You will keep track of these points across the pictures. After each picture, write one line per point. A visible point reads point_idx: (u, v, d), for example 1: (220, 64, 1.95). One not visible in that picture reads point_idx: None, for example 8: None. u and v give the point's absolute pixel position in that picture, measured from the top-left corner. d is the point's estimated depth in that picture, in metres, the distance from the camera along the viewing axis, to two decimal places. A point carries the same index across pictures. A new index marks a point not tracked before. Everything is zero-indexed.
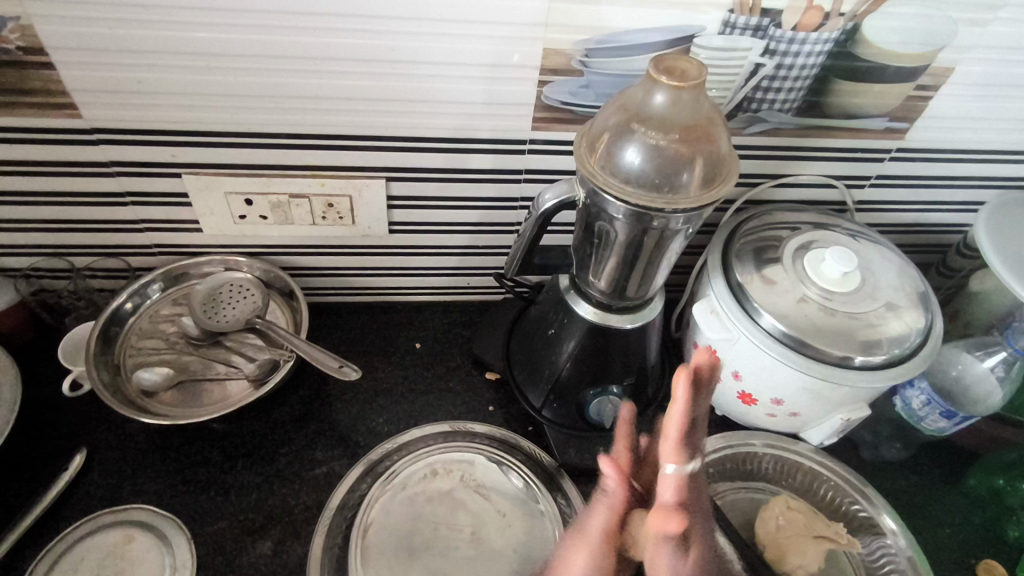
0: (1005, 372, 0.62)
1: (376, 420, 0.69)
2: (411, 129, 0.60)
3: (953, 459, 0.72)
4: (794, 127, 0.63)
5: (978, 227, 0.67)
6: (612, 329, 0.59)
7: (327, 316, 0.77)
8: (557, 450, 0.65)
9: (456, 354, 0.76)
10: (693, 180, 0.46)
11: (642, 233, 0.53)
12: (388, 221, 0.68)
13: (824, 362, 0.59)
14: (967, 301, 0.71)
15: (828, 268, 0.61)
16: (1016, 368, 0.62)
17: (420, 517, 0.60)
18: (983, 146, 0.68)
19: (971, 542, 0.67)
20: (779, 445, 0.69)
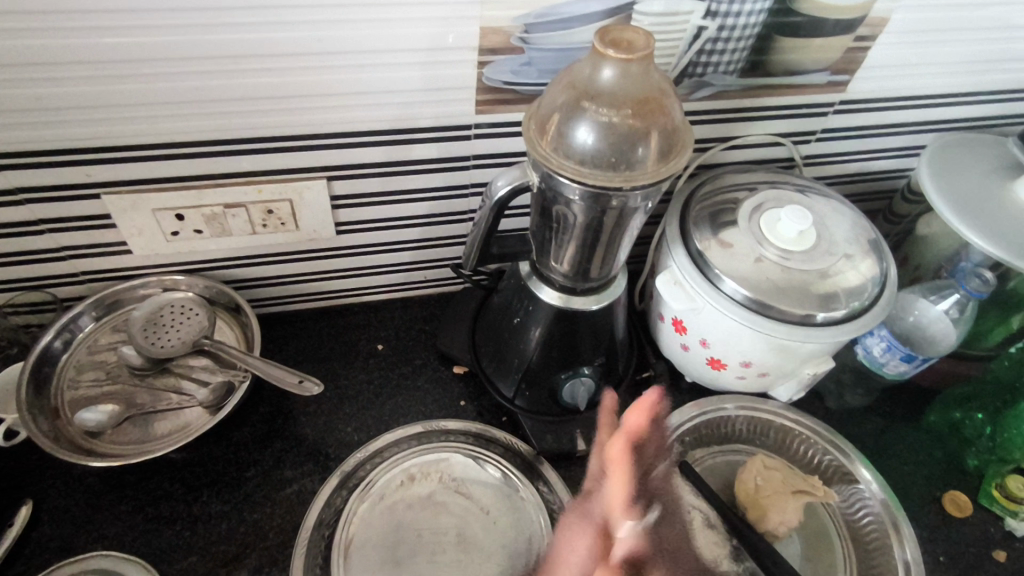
0: (959, 313, 0.64)
1: (345, 429, 0.66)
2: (347, 122, 0.56)
3: (912, 398, 0.75)
4: (740, 88, 0.63)
5: (922, 173, 0.68)
6: (579, 312, 0.58)
7: (281, 326, 0.74)
8: (534, 437, 0.64)
9: (420, 351, 0.73)
10: (650, 153, 0.44)
11: (601, 212, 0.51)
12: (334, 222, 0.65)
13: (789, 321, 0.59)
14: (915, 245, 0.73)
15: (785, 228, 0.61)
16: (968, 309, 0.64)
17: (403, 526, 0.58)
18: (920, 91, 0.69)
19: (935, 475, 0.69)
20: (749, 405, 0.69)
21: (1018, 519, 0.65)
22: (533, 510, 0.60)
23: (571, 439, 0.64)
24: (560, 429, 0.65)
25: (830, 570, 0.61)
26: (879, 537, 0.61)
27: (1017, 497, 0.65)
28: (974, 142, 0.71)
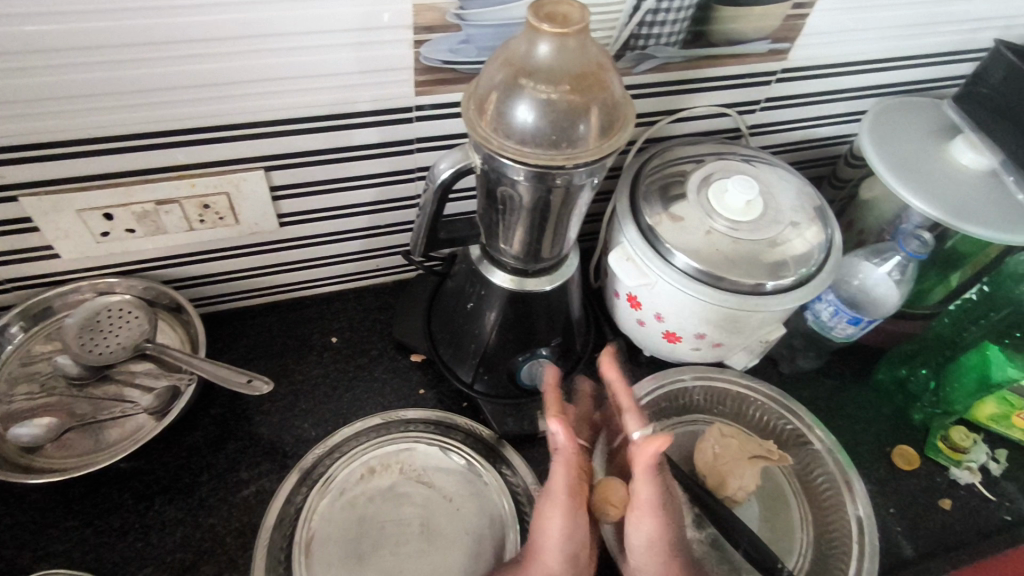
0: (900, 275, 0.65)
1: (302, 426, 0.65)
2: (281, 109, 0.54)
3: (861, 358, 0.78)
4: (682, 60, 0.62)
5: (862, 138, 0.69)
6: (532, 293, 0.57)
7: (230, 324, 0.71)
8: (495, 421, 0.64)
9: (376, 341, 0.72)
10: (591, 130, 0.43)
11: (547, 192, 0.50)
12: (276, 214, 0.62)
13: (739, 291, 0.60)
14: (858, 209, 0.74)
15: (732, 199, 0.61)
16: (909, 269, 0.66)
17: (364, 520, 0.57)
18: (859, 57, 0.69)
19: (884, 432, 0.72)
20: (707, 376, 0.70)
21: (960, 467, 0.69)
22: (496, 494, 0.60)
23: (534, 421, 0.64)
24: (521, 412, 0.65)
25: (788, 528, 0.63)
26: (833, 494, 0.63)
27: (960, 446, 0.69)
28: (911, 104, 0.72)
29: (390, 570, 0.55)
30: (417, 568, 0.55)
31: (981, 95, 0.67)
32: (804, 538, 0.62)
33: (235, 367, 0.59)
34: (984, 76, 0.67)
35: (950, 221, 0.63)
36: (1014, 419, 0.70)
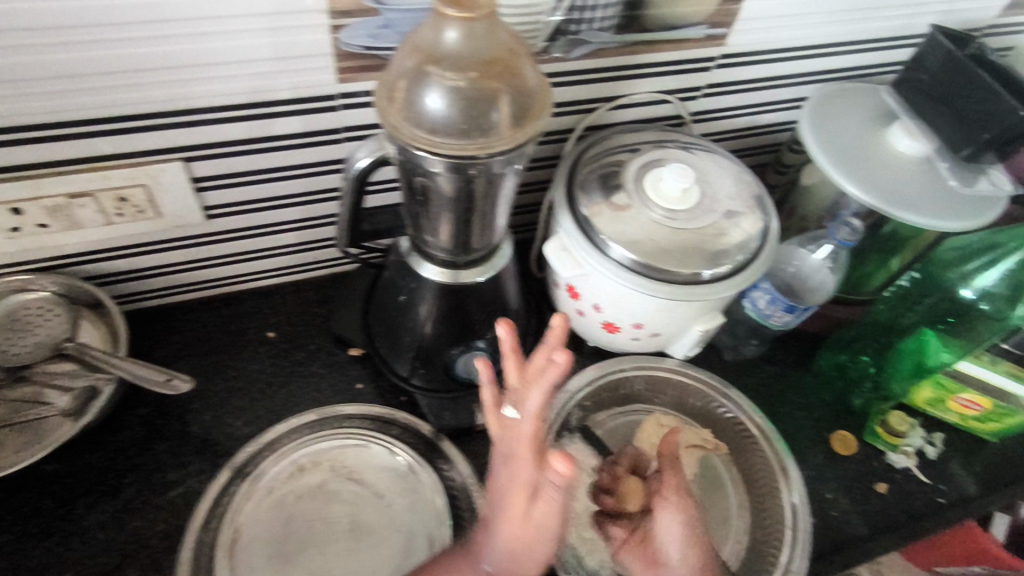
0: (833, 264, 0.65)
1: (234, 424, 0.63)
2: (194, 98, 0.51)
3: (803, 345, 0.78)
4: (618, 45, 0.61)
5: (802, 124, 0.69)
6: (465, 286, 0.56)
7: (161, 320, 0.69)
8: (432, 415, 0.63)
9: (314, 335, 0.71)
10: (502, 118, 0.41)
11: (468, 183, 0.48)
12: (201, 207, 0.60)
13: (674, 281, 0.60)
14: (800, 197, 0.74)
15: (668, 187, 0.61)
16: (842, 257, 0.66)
17: (293, 518, 0.56)
18: (800, 43, 0.68)
19: (824, 418, 0.73)
20: (646, 365, 0.70)
21: (897, 452, 0.70)
22: (429, 490, 0.59)
23: (471, 414, 0.63)
24: (458, 405, 0.64)
25: (724, 517, 0.63)
26: (768, 482, 0.64)
27: (898, 431, 0.70)
28: (853, 90, 0.72)
29: (318, 569, 0.54)
30: (345, 566, 0.54)
31: (917, 80, 0.67)
32: (740, 528, 0.63)
33: (152, 365, 0.58)
34: (920, 62, 0.67)
35: (884, 206, 0.63)
36: (949, 403, 0.71)
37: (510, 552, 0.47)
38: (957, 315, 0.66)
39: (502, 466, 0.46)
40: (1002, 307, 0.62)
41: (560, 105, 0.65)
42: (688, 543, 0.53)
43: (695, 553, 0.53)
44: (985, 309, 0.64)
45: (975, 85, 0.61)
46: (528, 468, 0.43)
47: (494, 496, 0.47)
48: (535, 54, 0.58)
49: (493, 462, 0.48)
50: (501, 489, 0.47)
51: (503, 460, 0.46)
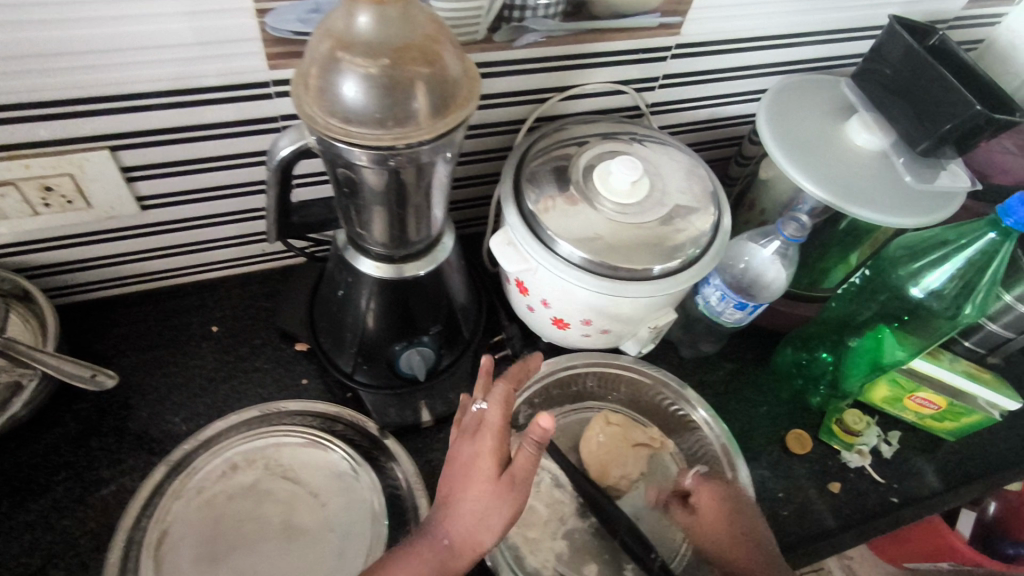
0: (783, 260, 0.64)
1: (172, 420, 0.62)
2: (114, 83, 0.49)
3: (763, 341, 0.77)
4: (567, 34, 0.59)
5: (759, 117, 0.67)
6: (409, 280, 0.55)
7: (101, 314, 0.67)
8: (376, 412, 0.62)
9: (260, 330, 0.69)
10: (419, 107, 0.39)
11: (398, 176, 0.46)
12: (134, 197, 0.58)
13: (621, 277, 0.58)
14: (759, 190, 0.72)
15: (617, 180, 0.59)
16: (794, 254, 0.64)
17: (224, 517, 0.55)
18: (759, 33, 0.66)
19: (780, 416, 0.72)
20: (598, 363, 0.69)
21: (851, 451, 0.69)
22: (365, 486, 0.59)
23: (415, 410, 0.63)
24: (403, 402, 0.63)
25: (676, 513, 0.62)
26: None
27: (854, 430, 0.68)
28: (814, 83, 0.71)
29: (246, 569, 0.53)
30: (274, 567, 0.53)
31: (874, 72, 0.65)
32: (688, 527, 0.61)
33: (75, 360, 0.58)
34: (880, 55, 0.64)
35: (836, 201, 0.62)
36: (905, 402, 0.70)
37: (471, 521, 0.45)
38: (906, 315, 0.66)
39: (466, 439, 0.48)
40: (950, 304, 0.61)
41: (509, 95, 0.63)
42: (718, 519, 0.55)
43: (727, 522, 0.54)
44: (933, 307, 0.63)
45: (937, 80, 0.59)
46: (495, 427, 0.47)
47: (456, 466, 0.47)
48: (478, 41, 0.56)
49: (456, 439, 0.49)
50: (466, 456, 0.47)
51: (470, 431, 0.48)
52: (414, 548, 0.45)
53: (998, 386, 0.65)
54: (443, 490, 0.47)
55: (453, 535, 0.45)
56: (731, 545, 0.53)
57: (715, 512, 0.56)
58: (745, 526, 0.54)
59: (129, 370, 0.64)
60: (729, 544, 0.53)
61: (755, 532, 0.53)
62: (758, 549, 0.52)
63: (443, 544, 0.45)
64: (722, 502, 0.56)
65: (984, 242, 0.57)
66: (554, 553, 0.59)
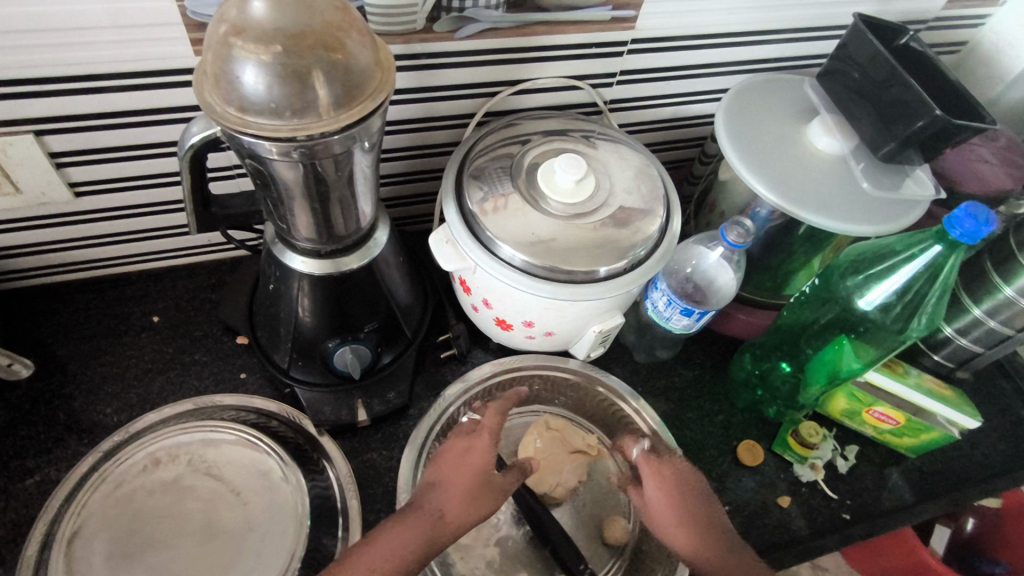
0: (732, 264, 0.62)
1: (104, 410, 0.61)
2: (29, 65, 0.47)
3: (721, 348, 0.75)
4: (512, 25, 0.56)
5: (718, 118, 0.65)
6: (346, 273, 0.54)
7: (42, 300, 0.66)
8: (311, 410, 0.60)
9: (203, 322, 0.68)
10: (318, 97, 0.38)
11: (315, 172, 0.45)
12: (65, 183, 0.57)
13: (561, 279, 0.56)
14: (719, 191, 0.70)
15: (560, 179, 0.57)
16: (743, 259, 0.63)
17: (140, 513, 0.55)
18: (720, 29, 0.64)
19: (734, 426, 0.70)
20: (545, 364, 0.69)
21: (804, 464, 0.67)
22: (288, 485, 0.58)
23: (351, 410, 0.61)
24: (340, 400, 0.61)
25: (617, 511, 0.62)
26: None
27: (808, 442, 0.66)
28: (779, 83, 0.68)
29: (157, 567, 0.52)
30: (185, 565, 0.53)
31: (838, 72, 0.63)
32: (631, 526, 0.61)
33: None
34: (845, 54, 0.61)
35: (789, 207, 0.60)
36: (864, 416, 0.67)
37: (464, 497, 0.50)
38: (850, 333, 0.62)
39: (461, 440, 0.55)
40: (898, 319, 0.59)
41: (455, 88, 0.61)
42: (668, 507, 0.53)
43: (677, 507, 0.53)
44: (879, 320, 0.60)
45: (901, 84, 0.56)
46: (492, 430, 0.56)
47: (447, 460, 0.53)
48: (417, 30, 0.54)
49: (443, 446, 0.55)
50: (462, 450, 0.54)
51: (462, 436, 0.56)
52: (405, 516, 0.48)
53: (960, 404, 0.63)
54: (432, 479, 0.52)
55: (445, 508, 0.49)
56: (688, 537, 0.51)
57: (664, 496, 0.54)
58: (698, 511, 0.53)
59: (65, 358, 0.63)
60: (685, 536, 0.52)
61: (708, 517, 0.53)
62: (718, 538, 0.51)
63: (434, 514, 0.49)
64: (670, 485, 0.55)
65: (926, 258, 0.54)
66: (485, 560, 0.58)
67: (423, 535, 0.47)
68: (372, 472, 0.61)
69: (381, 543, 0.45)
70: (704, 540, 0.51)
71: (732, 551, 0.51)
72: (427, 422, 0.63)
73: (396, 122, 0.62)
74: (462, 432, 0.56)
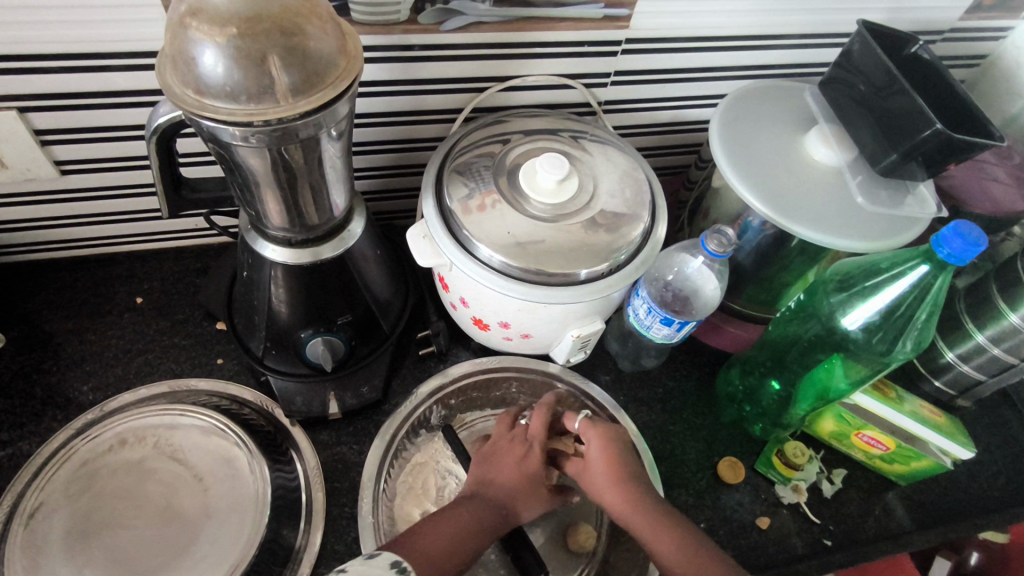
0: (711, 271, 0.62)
1: (80, 388, 0.61)
2: (9, 43, 0.47)
3: (709, 360, 0.73)
4: (499, 20, 0.56)
5: (712, 124, 0.63)
6: (324, 263, 0.53)
7: (30, 276, 0.67)
8: (283, 400, 0.60)
9: (185, 305, 0.68)
10: (274, 83, 0.37)
11: (282, 159, 0.44)
12: (51, 161, 0.57)
13: (537, 281, 0.55)
14: (712, 199, 0.68)
15: (542, 179, 0.56)
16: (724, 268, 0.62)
17: (102, 493, 0.56)
18: (718, 32, 0.62)
19: (717, 442, 0.68)
20: (525, 366, 0.69)
21: (787, 486, 0.65)
22: (250, 474, 0.58)
23: (323, 402, 0.60)
24: (312, 392, 0.60)
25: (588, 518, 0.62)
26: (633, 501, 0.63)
27: (793, 463, 0.64)
28: (780, 91, 0.66)
29: (113, 547, 0.53)
30: (141, 548, 0.53)
31: (842, 81, 0.60)
32: (598, 533, 0.61)
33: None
34: (850, 63, 0.59)
35: (779, 218, 0.57)
36: (853, 439, 0.65)
37: (516, 495, 0.55)
38: (839, 351, 0.59)
39: (512, 440, 0.59)
40: (884, 340, 0.56)
41: (442, 81, 0.60)
42: (607, 470, 0.55)
43: (615, 470, 0.55)
44: (865, 343, 0.57)
45: (905, 95, 0.53)
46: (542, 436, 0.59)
47: (499, 456, 0.58)
48: (401, 21, 0.53)
49: (495, 440, 0.59)
50: (515, 449, 0.58)
51: (513, 434, 0.59)
52: (470, 503, 0.53)
53: (953, 432, 0.60)
54: (484, 470, 0.57)
55: (504, 501, 0.54)
56: (623, 499, 0.53)
57: (604, 459, 0.56)
58: (635, 479, 0.55)
59: (47, 335, 0.64)
60: (623, 500, 0.53)
61: (644, 484, 0.54)
62: (657, 509, 0.52)
63: (495, 507, 0.53)
64: (612, 449, 0.56)
65: (915, 277, 0.52)
66: None
67: (486, 523, 0.52)
68: (339, 467, 0.60)
69: (449, 523, 0.50)
70: (640, 504, 0.53)
71: (673, 522, 0.52)
72: (399, 417, 0.63)
73: (383, 114, 0.62)
74: (512, 431, 0.60)
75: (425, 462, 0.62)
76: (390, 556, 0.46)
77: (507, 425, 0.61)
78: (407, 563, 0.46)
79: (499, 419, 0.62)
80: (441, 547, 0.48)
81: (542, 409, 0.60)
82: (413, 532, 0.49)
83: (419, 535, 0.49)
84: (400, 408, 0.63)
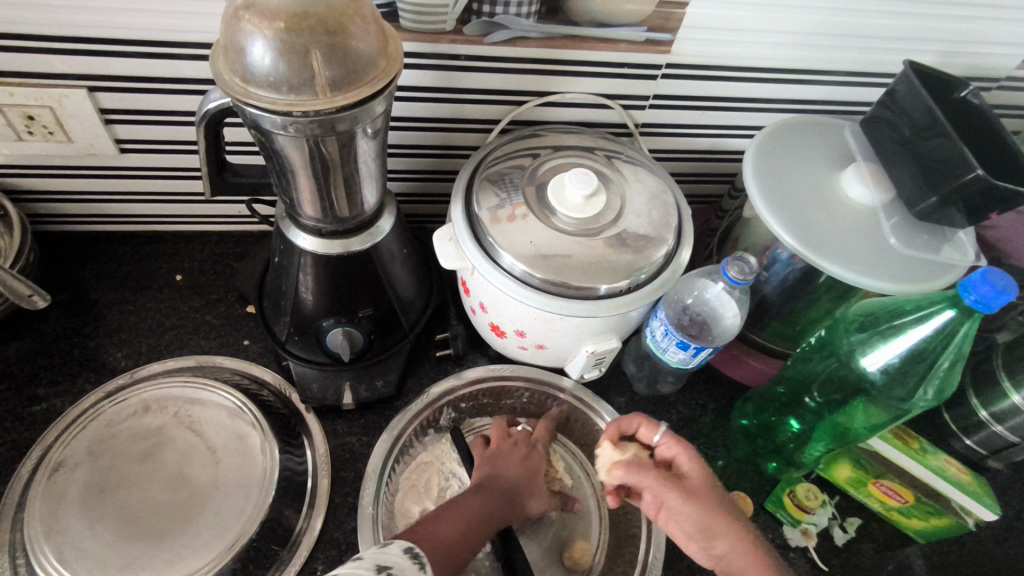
0: (733, 298, 0.61)
1: (114, 354, 0.65)
2: (88, 26, 0.51)
3: (726, 392, 0.72)
4: (541, 37, 0.57)
5: (748, 155, 0.62)
6: (352, 255, 0.55)
7: (85, 245, 0.72)
8: (300, 385, 0.62)
9: (220, 286, 0.71)
10: (313, 77, 0.39)
11: (318, 151, 0.46)
12: (111, 138, 0.61)
13: (556, 293, 0.55)
14: (742, 228, 0.67)
15: (569, 193, 0.56)
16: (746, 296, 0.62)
17: (122, 454, 0.59)
18: (760, 63, 0.63)
19: (728, 475, 0.66)
20: (537, 378, 0.69)
21: (795, 528, 0.63)
22: (261, 453, 0.60)
23: (338, 390, 0.61)
24: (328, 380, 0.62)
25: (585, 530, 0.62)
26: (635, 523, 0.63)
27: (804, 505, 0.63)
28: (820, 127, 0.66)
29: (125, 506, 0.56)
30: (150, 511, 0.56)
31: (886, 122, 0.59)
32: (594, 553, 0.60)
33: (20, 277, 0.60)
34: (895, 104, 0.58)
35: (806, 252, 0.56)
36: (870, 488, 0.62)
37: (518, 488, 0.58)
38: (860, 394, 0.58)
39: (512, 445, 0.61)
40: (905, 385, 0.54)
41: (481, 92, 0.62)
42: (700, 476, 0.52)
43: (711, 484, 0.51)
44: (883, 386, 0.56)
45: (947, 140, 0.52)
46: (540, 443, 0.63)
47: (502, 457, 0.60)
48: (446, 31, 0.55)
49: (498, 442, 0.61)
50: (518, 451, 0.61)
51: (514, 438, 0.62)
52: (480, 493, 0.55)
53: (977, 492, 0.57)
54: (489, 467, 0.58)
55: (509, 494, 0.57)
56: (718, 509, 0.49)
57: (697, 473, 0.52)
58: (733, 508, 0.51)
59: (91, 301, 0.68)
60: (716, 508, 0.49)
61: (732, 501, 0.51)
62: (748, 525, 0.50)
63: (502, 502, 0.55)
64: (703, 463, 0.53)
65: (941, 320, 0.51)
66: None
67: (493, 517, 0.54)
68: (346, 456, 0.61)
69: (460, 514, 0.52)
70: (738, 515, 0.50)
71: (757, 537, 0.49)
72: (406, 415, 0.64)
73: (423, 118, 0.64)
74: (513, 435, 0.62)
75: (431, 461, 0.62)
76: (403, 545, 0.46)
77: (505, 429, 0.63)
78: (419, 550, 0.46)
79: (497, 423, 0.64)
80: (453, 534, 0.50)
81: (545, 422, 0.65)
82: (424, 521, 0.51)
83: (434, 523, 0.50)
84: (411, 405, 0.65)
